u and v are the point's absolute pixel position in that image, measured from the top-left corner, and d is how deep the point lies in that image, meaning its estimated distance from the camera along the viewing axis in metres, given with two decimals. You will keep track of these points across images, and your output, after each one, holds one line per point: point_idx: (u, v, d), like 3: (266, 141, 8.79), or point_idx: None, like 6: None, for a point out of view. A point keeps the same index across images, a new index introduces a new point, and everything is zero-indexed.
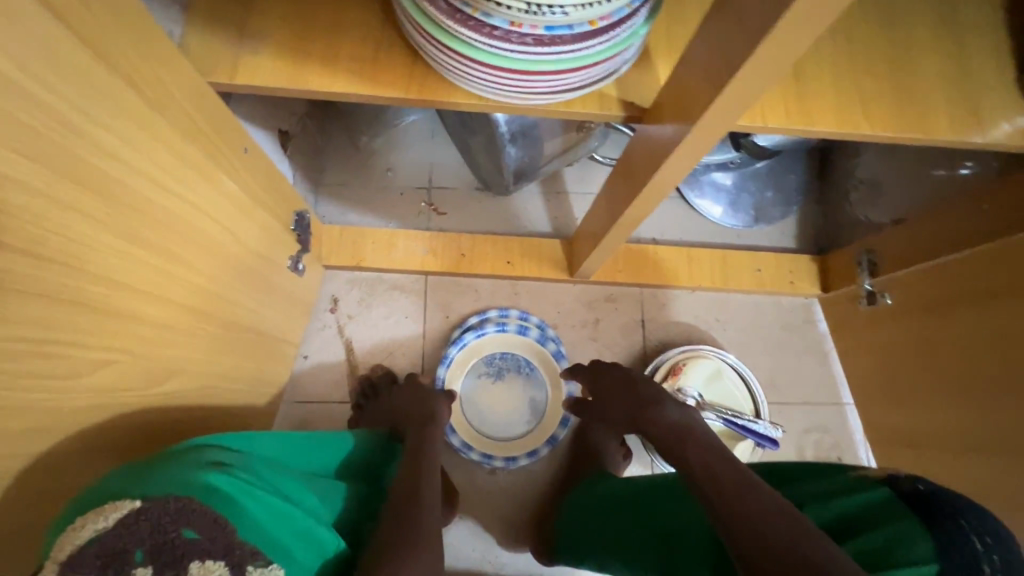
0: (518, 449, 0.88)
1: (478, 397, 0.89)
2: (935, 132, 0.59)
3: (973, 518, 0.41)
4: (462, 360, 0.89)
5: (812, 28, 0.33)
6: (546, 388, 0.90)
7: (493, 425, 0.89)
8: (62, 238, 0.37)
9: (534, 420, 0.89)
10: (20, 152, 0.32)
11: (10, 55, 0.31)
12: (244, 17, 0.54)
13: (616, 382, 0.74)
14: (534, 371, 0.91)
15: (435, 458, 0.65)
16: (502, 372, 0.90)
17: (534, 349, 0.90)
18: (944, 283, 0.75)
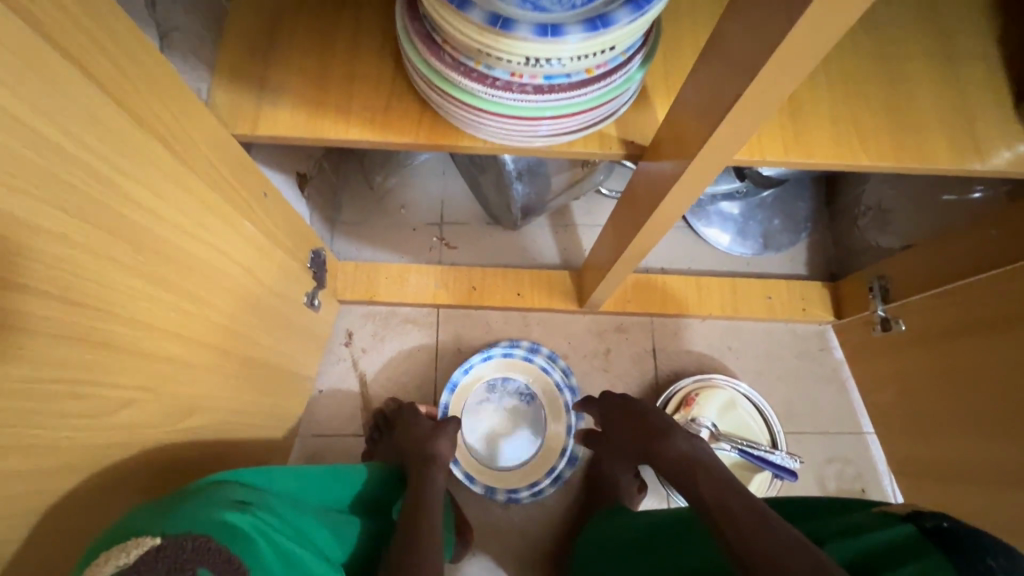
0: (519, 480, 0.86)
1: (480, 424, 0.90)
2: (935, 161, 0.59)
3: (1003, 558, 0.39)
4: (464, 386, 0.90)
5: (799, 66, 0.35)
6: (547, 416, 0.89)
7: (494, 454, 0.88)
8: (95, 284, 0.39)
9: (536, 452, 0.88)
10: (65, 208, 0.35)
11: (62, 125, 0.35)
12: (263, 73, 0.57)
13: (621, 417, 0.74)
14: (536, 399, 0.91)
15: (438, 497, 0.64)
16: (503, 399, 0.91)
17: (534, 376, 0.91)
18: (961, 309, 0.74)
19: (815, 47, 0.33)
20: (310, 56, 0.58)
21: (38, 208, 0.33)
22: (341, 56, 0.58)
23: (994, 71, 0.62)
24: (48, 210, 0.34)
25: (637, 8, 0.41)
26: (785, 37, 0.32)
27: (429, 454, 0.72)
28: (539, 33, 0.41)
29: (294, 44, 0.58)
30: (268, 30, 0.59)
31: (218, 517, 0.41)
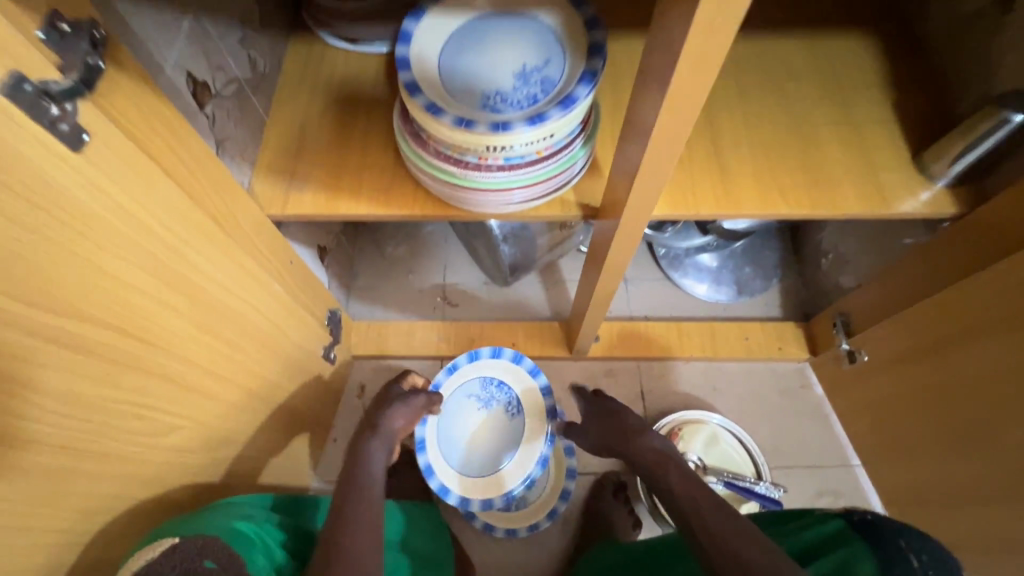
0: (475, 491, 0.85)
1: (461, 418, 0.90)
2: (847, 207, 0.70)
3: (913, 539, 0.51)
4: (456, 377, 0.90)
5: (680, 136, 0.47)
6: (529, 439, 0.87)
7: (463, 455, 0.89)
8: (160, 328, 0.51)
9: (502, 468, 0.87)
10: (147, 269, 0.48)
11: (154, 212, 0.48)
12: (293, 168, 0.73)
13: (607, 414, 0.77)
14: (522, 417, 0.89)
15: (375, 476, 0.63)
16: (492, 403, 0.90)
17: (530, 394, 0.89)
18: (907, 336, 0.81)
19: (685, 124, 0.45)
20: (329, 152, 0.74)
21: (129, 270, 0.46)
22: (353, 150, 0.74)
23: (892, 134, 0.74)
24: (136, 270, 0.47)
25: (566, 107, 0.54)
26: (661, 119, 0.45)
27: (376, 420, 0.72)
28: (493, 128, 0.54)
29: (317, 144, 0.74)
30: (297, 135, 0.75)
31: (225, 523, 0.49)
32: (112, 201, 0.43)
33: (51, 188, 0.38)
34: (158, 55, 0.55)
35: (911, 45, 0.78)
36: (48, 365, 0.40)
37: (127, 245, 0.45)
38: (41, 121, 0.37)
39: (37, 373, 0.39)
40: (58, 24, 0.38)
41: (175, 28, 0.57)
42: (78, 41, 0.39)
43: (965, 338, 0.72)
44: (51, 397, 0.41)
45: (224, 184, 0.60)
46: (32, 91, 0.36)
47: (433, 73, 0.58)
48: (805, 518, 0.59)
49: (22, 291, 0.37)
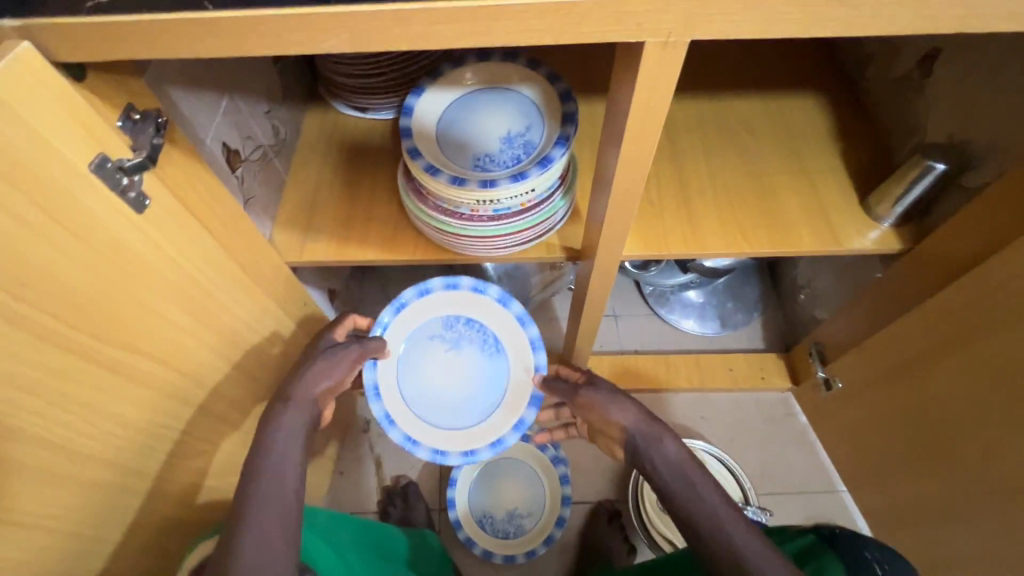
0: (452, 441, 0.76)
1: (424, 362, 0.77)
2: (803, 245, 0.79)
3: (878, 552, 0.55)
4: (412, 316, 0.76)
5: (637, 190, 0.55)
6: (512, 380, 0.77)
7: (433, 403, 0.77)
8: (193, 362, 0.58)
9: (483, 415, 0.77)
10: (186, 311, 0.56)
11: (195, 262, 0.57)
12: (308, 221, 0.82)
13: (604, 401, 0.69)
14: (500, 355, 0.77)
15: (286, 449, 0.57)
16: (460, 342, 0.78)
17: (509, 330, 0.77)
18: (872, 362, 0.87)
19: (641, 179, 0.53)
20: (340, 205, 0.83)
21: (172, 311, 0.54)
22: (362, 204, 0.83)
23: (841, 182, 0.83)
24: (177, 312, 0.55)
25: (544, 166, 0.64)
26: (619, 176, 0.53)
27: (292, 387, 0.63)
28: (482, 186, 0.64)
29: (330, 199, 0.84)
30: (312, 191, 0.85)
31: None
32: (163, 254, 0.52)
33: (119, 245, 0.46)
34: (199, 129, 0.65)
35: (854, 104, 0.89)
36: (106, 392, 0.47)
37: (172, 290, 0.54)
38: (114, 189, 0.45)
39: (98, 399, 0.47)
40: (132, 114, 0.48)
41: (214, 107, 0.68)
42: (145, 128, 0.49)
43: (922, 362, 0.78)
44: (105, 420, 0.48)
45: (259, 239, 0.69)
46: (110, 167, 0.44)
47: (431, 140, 0.68)
48: (786, 532, 0.64)
49: (92, 330, 0.45)
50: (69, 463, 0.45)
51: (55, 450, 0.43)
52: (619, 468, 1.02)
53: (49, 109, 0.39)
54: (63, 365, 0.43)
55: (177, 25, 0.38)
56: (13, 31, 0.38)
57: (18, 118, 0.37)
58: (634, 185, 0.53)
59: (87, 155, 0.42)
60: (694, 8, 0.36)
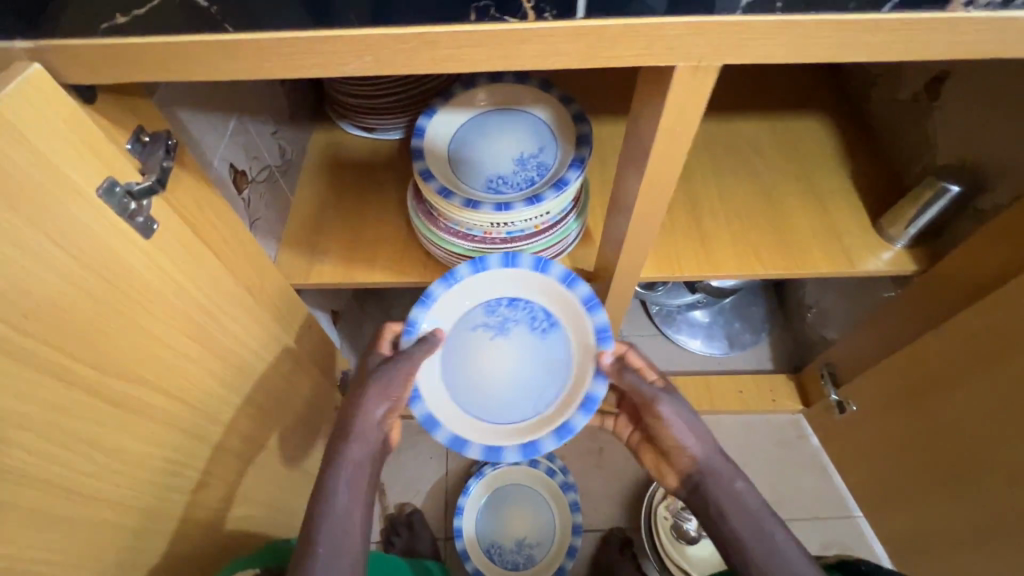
0: (513, 437, 0.62)
1: (468, 355, 0.65)
2: (817, 266, 0.78)
3: None
4: (446, 303, 0.64)
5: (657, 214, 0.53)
6: (572, 354, 0.63)
7: (487, 398, 0.64)
8: (198, 390, 0.56)
9: (547, 403, 0.63)
10: (191, 337, 0.54)
11: (202, 287, 0.54)
12: (315, 243, 0.81)
13: (674, 421, 0.61)
14: (555, 329, 0.64)
15: (348, 502, 0.55)
16: (507, 326, 0.65)
17: (559, 296, 0.63)
18: (887, 385, 0.85)
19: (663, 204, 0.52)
20: (347, 226, 0.82)
21: (178, 339, 0.52)
22: (369, 225, 0.82)
23: (852, 203, 0.82)
24: (183, 338, 0.53)
25: (559, 188, 0.63)
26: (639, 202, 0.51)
27: (348, 423, 0.57)
28: (496, 208, 0.63)
29: (336, 219, 0.82)
30: (319, 211, 0.83)
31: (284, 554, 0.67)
32: (168, 279, 0.50)
33: (125, 270, 0.44)
34: (207, 150, 0.63)
35: (861, 125, 0.89)
36: (107, 426, 0.45)
37: (179, 318, 0.52)
38: (121, 214, 0.43)
39: (98, 433, 0.44)
40: (141, 137, 0.47)
41: (221, 128, 0.66)
42: (155, 150, 0.47)
43: (939, 386, 0.76)
44: (104, 456, 0.45)
45: (267, 263, 0.67)
46: (119, 191, 0.43)
47: (444, 162, 0.67)
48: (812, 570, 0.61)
49: (95, 361, 0.43)
50: (68, 503, 0.42)
51: (52, 489, 0.41)
52: (630, 494, 1.00)
53: (57, 132, 0.37)
54: (64, 399, 0.41)
55: (193, 47, 0.36)
56: (23, 53, 0.37)
57: (25, 141, 0.36)
58: (655, 207, 0.52)
59: (95, 179, 0.41)
60: (725, 30, 0.35)
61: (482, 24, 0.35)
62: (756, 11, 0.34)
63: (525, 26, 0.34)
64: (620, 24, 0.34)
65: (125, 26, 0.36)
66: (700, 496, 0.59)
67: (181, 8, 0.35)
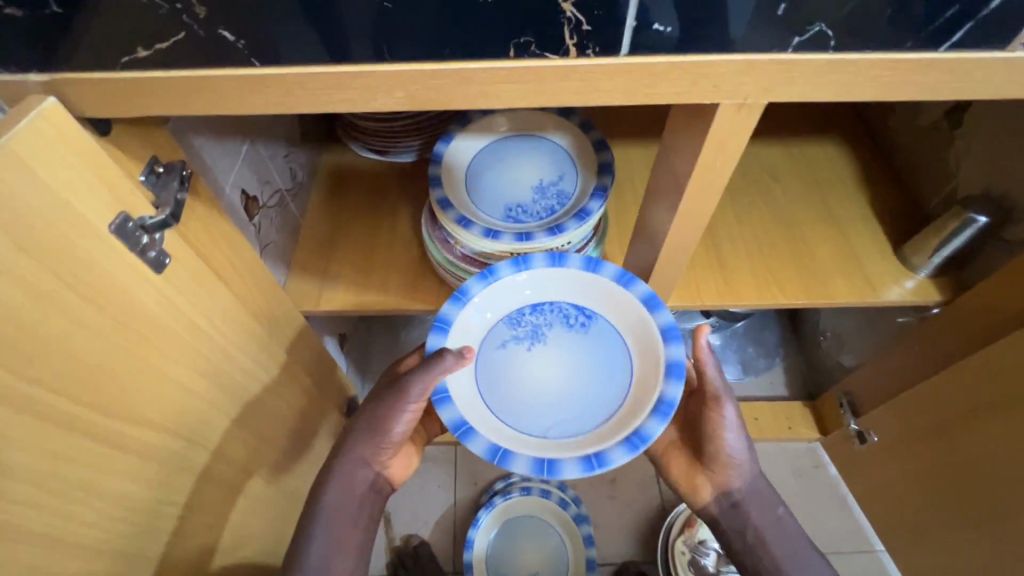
0: (606, 440, 0.50)
1: (510, 377, 0.56)
2: (840, 296, 0.76)
3: None
4: (465, 325, 0.56)
5: (687, 247, 0.51)
6: (628, 331, 0.55)
7: (548, 415, 0.54)
8: (205, 427, 0.53)
9: (621, 397, 0.53)
10: (199, 372, 0.51)
11: (212, 320, 0.52)
12: (325, 268, 0.79)
13: (736, 433, 0.59)
14: (595, 316, 0.57)
15: (328, 525, 0.55)
16: (540, 332, 0.57)
17: (589, 281, 0.57)
18: (911, 416, 0.83)
19: (694, 238, 0.50)
20: (359, 252, 0.80)
21: (189, 376, 0.50)
22: (381, 252, 0.80)
23: (873, 232, 0.81)
24: (191, 374, 0.50)
25: (582, 218, 0.61)
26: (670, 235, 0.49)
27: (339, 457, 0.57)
28: (517, 238, 0.61)
29: (348, 244, 0.81)
30: (330, 236, 0.81)
31: None
32: (177, 313, 0.47)
33: (133, 307, 0.42)
34: (220, 176, 0.62)
35: (877, 152, 0.88)
36: (110, 472, 0.42)
37: (190, 354, 0.49)
38: (132, 249, 0.41)
39: (100, 480, 0.41)
40: (155, 168, 0.45)
41: (234, 154, 0.65)
42: (168, 181, 0.45)
43: (966, 420, 0.74)
44: (107, 504, 0.42)
45: (278, 291, 0.65)
46: (131, 226, 0.41)
47: (462, 189, 0.66)
48: None
49: (103, 404, 0.41)
50: (67, 557, 0.39)
51: (50, 545, 0.38)
52: (644, 526, 0.97)
53: (73, 168, 0.36)
54: (70, 447, 0.38)
55: (218, 82, 0.35)
56: (38, 86, 0.35)
57: (38, 179, 0.34)
58: (685, 242, 0.50)
59: (108, 215, 0.39)
60: (775, 69, 0.34)
61: (520, 60, 0.33)
62: (808, 50, 0.33)
63: (565, 63, 0.33)
64: (665, 62, 0.33)
65: (147, 59, 0.34)
66: (742, 511, 0.60)
67: (206, 42, 0.33)
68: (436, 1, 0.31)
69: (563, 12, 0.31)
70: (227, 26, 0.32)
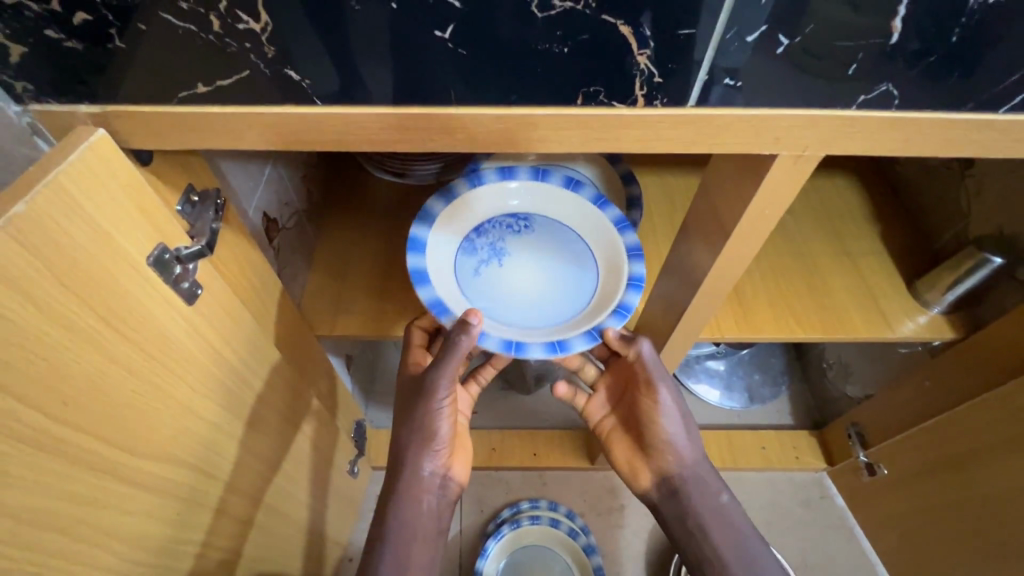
0: (613, 295, 0.54)
1: (500, 295, 0.56)
2: (856, 330, 0.76)
3: None
4: (435, 268, 0.55)
5: (723, 287, 0.51)
6: (566, 212, 0.58)
7: (552, 301, 0.56)
8: (226, 461, 0.51)
9: (592, 263, 0.57)
10: (222, 405, 0.49)
11: (237, 351, 0.50)
12: (339, 291, 0.77)
13: (670, 410, 0.59)
14: (531, 214, 0.59)
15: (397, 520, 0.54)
16: (501, 245, 0.58)
17: (515, 188, 0.58)
18: (925, 450, 0.83)
19: (731, 277, 0.49)
20: (375, 275, 0.78)
21: (216, 409, 0.48)
22: (396, 275, 0.78)
23: (887, 267, 0.82)
24: (214, 407, 0.48)
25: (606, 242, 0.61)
26: (705, 276, 0.49)
27: (398, 480, 0.55)
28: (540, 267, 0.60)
29: (363, 267, 0.79)
30: (345, 257, 0.80)
31: None
32: (204, 345, 0.45)
33: (163, 339, 0.40)
34: (244, 198, 0.61)
35: (888, 187, 0.89)
36: (134, 512, 0.40)
37: (215, 386, 0.47)
38: (166, 282, 0.40)
39: (125, 523, 0.39)
40: (190, 196, 0.44)
41: (257, 176, 0.64)
42: (203, 211, 0.45)
43: (979, 457, 0.74)
44: (130, 547, 0.40)
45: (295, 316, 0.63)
46: (167, 257, 0.40)
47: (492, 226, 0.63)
48: None
49: (134, 444, 0.39)
50: None
51: None
52: (654, 557, 0.95)
53: (117, 201, 0.35)
54: (95, 490, 0.36)
55: (277, 118, 0.35)
56: (88, 117, 0.35)
57: (85, 214, 0.33)
58: (724, 282, 0.50)
59: (147, 248, 0.38)
60: (836, 124, 0.34)
61: (587, 108, 0.34)
62: (871, 107, 0.33)
63: (632, 111, 0.33)
64: (731, 114, 0.34)
65: (206, 94, 0.34)
66: (682, 496, 0.59)
67: (271, 80, 0.33)
68: (509, 50, 0.31)
69: (637, 64, 0.31)
70: (293, 66, 0.32)
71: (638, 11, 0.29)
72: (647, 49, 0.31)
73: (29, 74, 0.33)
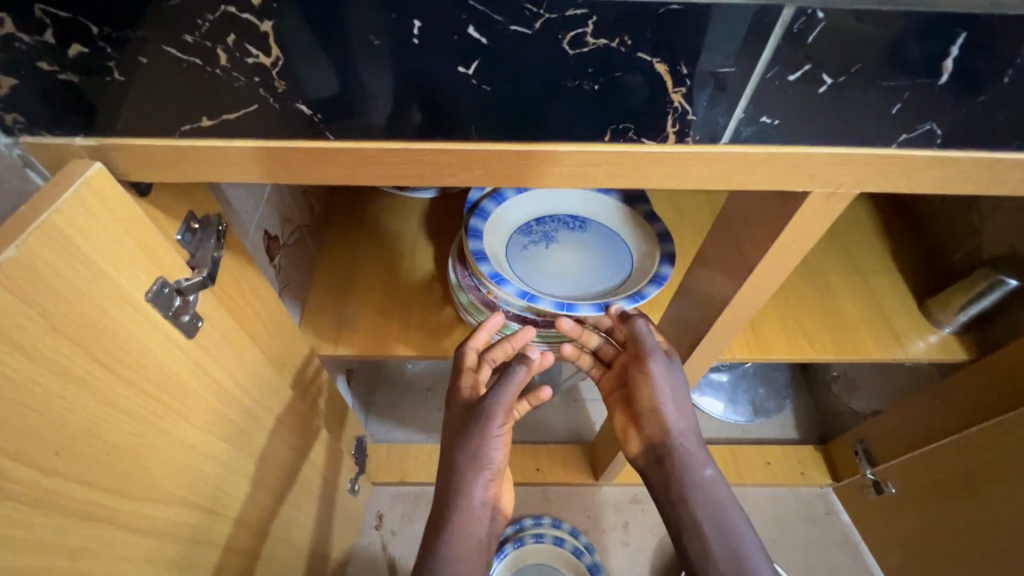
0: (635, 286, 0.61)
1: (538, 271, 0.63)
2: (869, 351, 0.75)
3: None
4: (493, 238, 0.63)
5: (744, 315, 0.49)
6: (618, 223, 0.66)
7: (581, 287, 0.63)
8: (232, 496, 0.49)
9: (629, 266, 0.64)
10: (228, 439, 0.47)
11: (241, 381, 0.48)
12: (341, 309, 0.75)
13: (662, 387, 0.55)
14: (589, 221, 0.67)
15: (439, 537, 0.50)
16: (553, 235, 0.65)
17: (582, 196, 0.67)
18: (935, 471, 0.82)
19: (753, 307, 0.48)
20: (378, 291, 0.76)
21: (220, 444, 0.46)
22: (400, 292, 0.76)
23: (898, 284, 0.81)
24: (219, 441, 0.46)
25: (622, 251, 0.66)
26: (727, 305, 0.47)
27: (449, 508, 0.51)
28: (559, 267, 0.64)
29: (366, 283, 0.77)
30: (348, 274, 0.78)
31: None
32: (207, 378, 0.43)
33: (163, 377, 0.38)
34: (246, 218, 0.59)
35: (896, 205, 0.88)
36: (134, 561, 0.38)
37: (218, 420, 0.45)
38: (165, 316, 0.38)
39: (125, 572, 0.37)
40: (191, 224, 0.42)
41: (259, 195, 0.62)
42: (205, 239, 0.43)
43: (993, 480, 0.73)
44: None
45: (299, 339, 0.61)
46: (168, 291, 0.38)
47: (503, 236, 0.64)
48: None
49: (134, 489, 0.37)
50: None
51: None
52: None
53: (113, 237, 0.33)
54: (93, 542, 0.34)
55: (286, 151, 0.33)
56: (83, 150, 0.33)
57: (79, 253, 0.31)
58: (747, 311, 0.48)
59: (145, 283, 0.36)
60: (876, 161, 0.33)
61: (616, 144, 0.32)
62: (914, 146, 0.32)
63: (663, 148, 0.32)
64: (767, 151, 0.32)
65: (207, 129, 0.32)
66: (666, 473, 0.55)
67: (281, 115, 0.31)
68: (535, 86, 0.29)
69: (671, 103, 0.30)
70: (306, 101, 0.31)
71: (674, 48, 0.28)
72: (683, 87, 0.29)
73: (18, 105, 0.31)
